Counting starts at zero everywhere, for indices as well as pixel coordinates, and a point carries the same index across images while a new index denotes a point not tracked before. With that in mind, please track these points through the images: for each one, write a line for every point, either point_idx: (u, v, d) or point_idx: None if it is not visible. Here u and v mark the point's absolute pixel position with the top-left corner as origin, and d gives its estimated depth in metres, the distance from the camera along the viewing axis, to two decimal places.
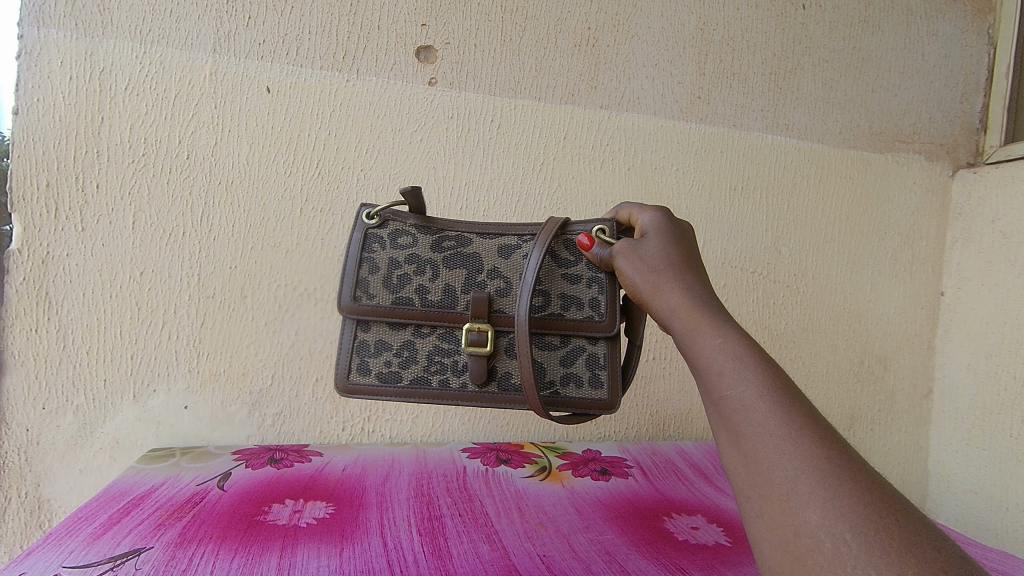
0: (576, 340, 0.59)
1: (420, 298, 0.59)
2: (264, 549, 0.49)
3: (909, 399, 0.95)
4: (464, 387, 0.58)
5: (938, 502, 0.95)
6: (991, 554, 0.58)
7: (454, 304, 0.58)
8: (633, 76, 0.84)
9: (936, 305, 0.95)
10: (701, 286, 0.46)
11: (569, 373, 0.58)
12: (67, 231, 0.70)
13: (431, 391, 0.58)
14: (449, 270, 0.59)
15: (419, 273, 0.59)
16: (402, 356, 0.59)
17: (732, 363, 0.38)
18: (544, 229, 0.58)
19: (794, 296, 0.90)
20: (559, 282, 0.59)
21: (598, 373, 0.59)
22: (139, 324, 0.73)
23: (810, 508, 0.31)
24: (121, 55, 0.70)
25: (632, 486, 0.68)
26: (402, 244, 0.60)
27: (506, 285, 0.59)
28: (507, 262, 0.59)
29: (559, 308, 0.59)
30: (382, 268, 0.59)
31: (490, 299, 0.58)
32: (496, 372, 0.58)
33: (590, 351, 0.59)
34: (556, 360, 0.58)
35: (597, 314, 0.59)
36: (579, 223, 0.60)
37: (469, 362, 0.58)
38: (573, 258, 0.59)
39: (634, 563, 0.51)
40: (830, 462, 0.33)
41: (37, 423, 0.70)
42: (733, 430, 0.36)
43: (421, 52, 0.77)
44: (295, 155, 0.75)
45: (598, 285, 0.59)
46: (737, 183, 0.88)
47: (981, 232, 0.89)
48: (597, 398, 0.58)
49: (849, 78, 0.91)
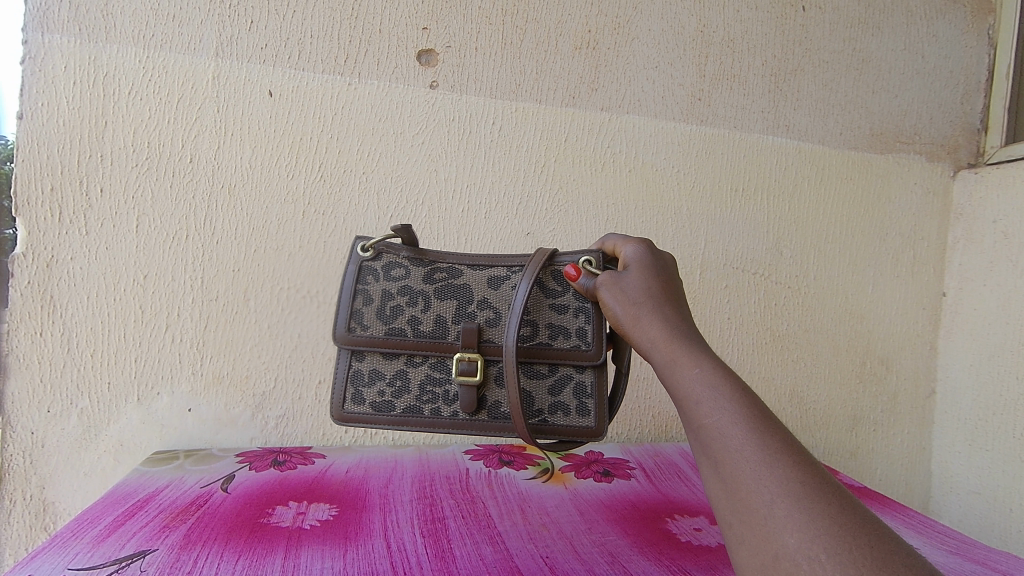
0: (563, 369, 0.59)
1: (413, 328, 0.59)
2: (268, 552, 0.50)
3: (912, 400, 0.95)
4: (455, 415, 0.58)
5: (941, 502, 0.95)
6: (992, 554, 0.56)
7: (445, 334, 0.59)
8: (634, 79, 0.84)
9: (938, 306, 0.95)
10: (679, 317, 0.47)
11: (557, 402, 0.59)
12: (72, 234, 0.70)
13: (422, 419, 0.58)
14: (441, 301, 0.59)
15: (411, 304, 0.59)
16: (396, 386, 0.59)
17: (709, 392, 0.39)
18: (532, 259, 0.58)
19: (796, 296, 0.90)
20: (546, 312, 0.59)
21: (585, 401, 0.59)
22: (143, 327, 0.73)
23: (788, 532, 0.32)
24: (125, 60, 0.70)
25: (634, 488, 0.69)
26: (396, 276, 0.60)
27: (496, 316, 0.59)
28: (497, 293, 0.59)
29: (546, 337, 0.59)
30: (375, 300, 0.59)
31: (479, 329, 0.58)
32: (486, 401, 0.59)
33: (577, 380, 0.59)
34: (544, 390, 0.59)
35: (583, 344, 0.59)
36: (566, 254, 0.60)
37: (459, 392, 0.58)
38: (560, 288, 0.60)
39: (637, 564, 0.51)
40: (805, 486, 0.33)
41: (42, 426, 0.71)
42: (713, 458, 0.37)
43: (422, 56, 0.78)
44: (297, 159, 0.75)
45: (585, 315, 0.59)
46: (738, 184, 0.88)
47: (983, 232, 0.89)
48: (584, 426, 0.59)
49: (849, 79, 0.92)
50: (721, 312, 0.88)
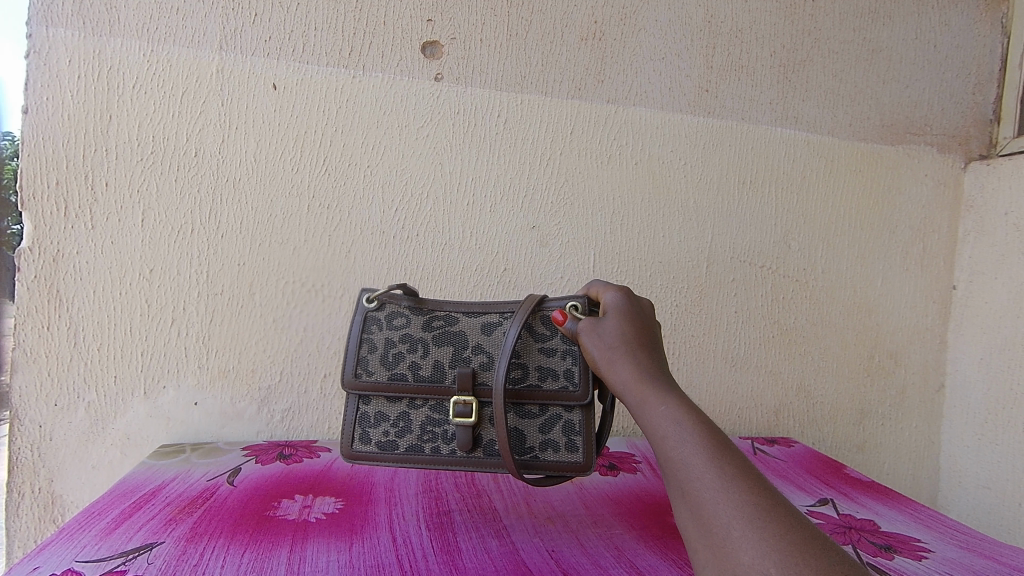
0: (553, 408, 0.57)
1: (413, 372, 0.58)
2: (274, 543, 0.50)
3: (920, 394, 0.95)
4: (453, 452, 0.57)
5: (949, 497, 0.95)
6: (1004, 550, 0.55)
7: (442, 378, 0.58)
8: (640, 70, 0.83)
9: (948, 299, 0.94)
10: (650, 358, 0.47)
11: (547, 439, 0.56)
12: (77, 228, 0.70)
13: (424, 458, 0.57)
14: (438, 346, 0.59)
15: (412, 350, 0.59)
16: (399, 425, 0.58)
17: (675, 427, 0.40)
18: (521, 306, 0.57)
19: (804, 290, 0.90)
20: (535, 354, 0.58)
21: (574, 438, 0.56)
22: (149, 321, 0.73)
23: (744, 550, 0.33)
24: (128, 54, 0.70)
25: (640, 482, 0.68)
26: (397, 325, 0.60)
27: (489, 359, 0.57)
28: (490, 338, 0.58)
29: (535, 378, 0.57)
30: (379, 347, 0.59)
31: (474, 371, 0.57)
32: (481, 439, 0.57)
33: (566, 419, 0.57)
34: (534, 428, 0.56)
35: (571, 384, 0.57)
36: (554, 300, 0.59)
37: (456, 431, 0.57)
38: (548, 333, 0.58)
39: (642, 558, 0.51)
40: (758, 507, 0.35)
41: (50, 419, 0.71)
42: (685, 487, 0.38)
43: (427, 48, 0.77)
44: (302, 152, 0.75)
45: (572, 356, 0.57)
46: (746, 176, 0.87)
47: (994, 224, 0.88)
48: (573, 461, 0.56)
49: (858, 70, 0.90)
50: (727, 306, 0.87)
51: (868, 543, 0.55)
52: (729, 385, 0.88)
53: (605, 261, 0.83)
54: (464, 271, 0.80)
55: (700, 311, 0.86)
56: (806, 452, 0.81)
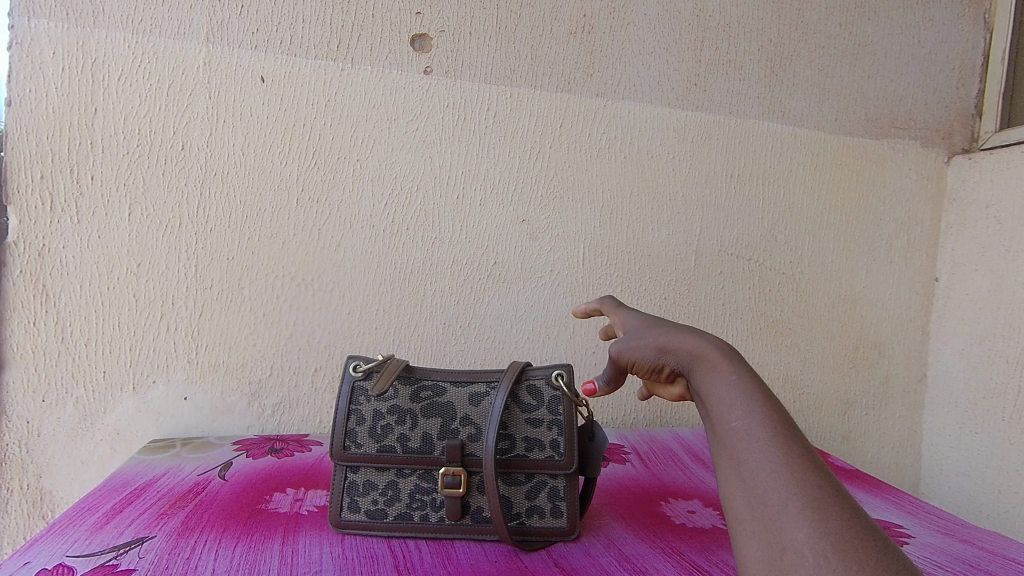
0: (538, 476, 0.53)
1: (402, 444, 0.52)
2: (267, 536, 0.50)
3: (903, 384, 0.96)
4: (441, 520, 0.52)
5: (930, 483, 0.97)
6: (983, 535, 0.57)
7: (423, 448, 0.52)
8: (629, 64, 0.83)
9: (931, 291, 0.96)
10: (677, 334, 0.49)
11: (532, 506, 0.52)
12: (63, 222, 0.70)
13: (412, 526, 0.52)
14: (424, 418, 0.53)
15: (399, 421, 0.53)
16: (388, 493, 0.52)
17: None
18: (504, 374, 0.53)
19: (790, 283, 0.91)
20: (518, 424, 0.53)
21: (558, 505, 0.52)
22: (138, 316, 0.73)
23: (797, 527, 0.32)
24: (113, 46, 0.69)
25: (629, 473, 0.69)
26: (384, 397, 0.54)
27: (471, 432, 0.52)
28: (477, 409, 0.53)
29: (522, 450, 0.52)
30: (368, 418, 0.53)
31: (462, 443, 0.52)
32: (468, 507, 0.52)
33: (551, 486, 0.53)
34: (520, 496, 0.52)
35: (555, 454, 0.52)
36: (537, 368, 0.55)
37: (443, 499, 0.52)
38: (534, 402, 0.53)
39: (632, 547, 0.52)
40: (821, 488, 0.33)
41: (38, 415, 0.71)
42: None
43: (416, 41, 0.77)
44: (291, 145, 0.75)
45: (558, 427, 0.53)
46: (733, 170, 0.88)
47: (975, 217, 0.90)
48: (557, 527, 0.52)
49: (845, 64, 0.91)
50: (715, 299, 0.88)
51: None
52: None
53: (595, 254, 0.84)
54: (454, 264, 0.80)
55: (689, 304, 0.87)
56: None
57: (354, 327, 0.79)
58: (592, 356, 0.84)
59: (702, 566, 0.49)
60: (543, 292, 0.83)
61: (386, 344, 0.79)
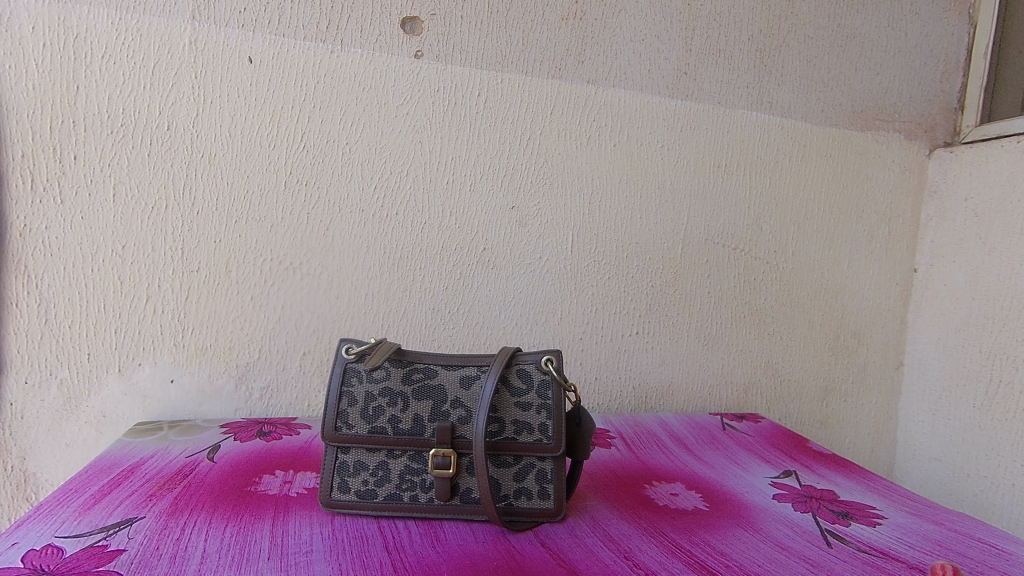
0: (527, 458, 0.54)
1: (393, 426, 0.53)
2: (256, 517, 0.51)
3: (880, 371, 0.99)
4: (431, 501, 0.53)
5: (904, 468, 1.00)
6: (953, 517, 0.59)
7: (419, 431, 0.53)
8: (620, 51, 0.83)
9: (909, 281, 0.98)
10: None
11: (521, 488, 0.53)
12: (45, 202, 0.68)
13: (402, 507, 0.53)
14: (417, 400, 0.53)
15: (392, 404, 0.53)
16: (378, 474, 0.53)
17: None
18: (498, 359, 0.54)
19: (774, 272, 0.92)
20: (511, 408, 0.54)
21: (545, 487, 0.53)
22: (123, 298, 0.72)
23: None
24: (95, 21, 0.68)
25: (614, 456, 0.70)
26: (377, 379, 0.54)
27: (467, 413, 0.53)
28: (468, 392, 0.53)
29: (511, 432, 0.53)
30: (360, 400, 0.54)
31: (452, 425, 0.53)
32: (458, 488, 0.53)
33: (540, 469, 0.54)
34: (510, 477, 0.53)
35: (545, 438, 0.53)
36: (529, 353, 0.56)
37: (434, 480, 0.53)
38: (525, 386, 0.54)
39: (616, 527, 0.53)
40: None
41: (22, 397, 0.70)
42: None
43: (407, 24, 0.76)
44: (279, 128, 0.74)
45: (548, 411, 0.54)
46: (721, 160, 0.89)
47: (955, 210, 0.92)
48: (546, 509, 0.53)
49: (832, 56, 0.92)
50: (700, 287, 0.90)
51: (826, 511, 0.58)
52: (701, 363, 0.91)
53: (583, 242, 0.84)
54: (443, 249, 0.80)
55: (675, 291, 0.89)
56: (772, 428, 0.84)
57: (343, 311, 0.79)
58: (579, 343, 0.86)
59: (685, 546, 0.50)
60: (532, 279, 0.83)
61: (375, 328, 0.80)
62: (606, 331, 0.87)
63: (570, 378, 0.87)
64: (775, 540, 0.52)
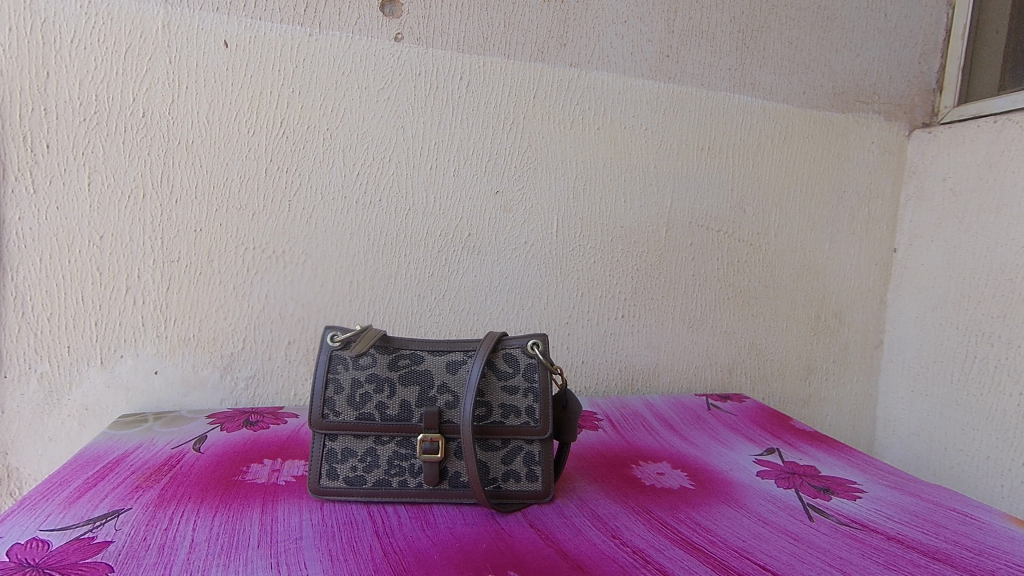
0: (515, 442, 0.54)
1: (380, 412, 0.53)
2: (245, 506, 0.51)
3: (861, 350, 1.01)
4: (420, 485, 0.53)
5: (884, 444, 1.02)
6: (930, 489, 0.60)
7: (407, 416, 0.53)
8: (603, 34, 0.83)
9: (889, 261, 1.00)
10: None
11: (509, 470, 0.54)
12: (17, 192, 0.67)
13: (391, 492, 0.53)
14: (404, 386, 0.53)
15: (379, 390, 0.53)
16: (367, 460, 0.53)
17: None
18: (484, 344, 0.54)
19: (757, 254, 0.93)
20: (498, 392, 0.54)
21: (533, 469, 0.54)
22: (102, 290, 0.71)
23: None
24: (63, 5, 0.66)
25: (601, 438, 0.71)
26: (363, 365, 0.54)
27: (454, 398, 0.53)
28: (455, 377, 0.54)
29: (498, 416, 0.53)
30: (346, 388, 0.53)
31: (440, 410, 0.53)
32: (447, 472, 0.53)
33: (528, 451, 0.54)
34: (498, 460, 0.54)
35: (533, 421, 0.54)
36: (515, 337, 0.56)
37: (422, 464, 0.53)
38: (511, 370, 0.55)
39: (604, 506, 0.54)
40: None
41: (1, 392, 0.69)
42: None
43: (386, 6, 0.75)
44: (257, 115, 0.73)
45: (534, 394, 0.54)
46: (705, 143, 0.89)
47: (933, 190, 0.93)
48: (534, 491, 0.54)
49: (813, 38, 0.92)
50: (685, 269, 0.90)
51: (808, 486, 0.60)
52: (686, 345, 0.92)
53: (568, 226, 0.84)
54: (428, 235, 0.80)
55: (660, 274, 0.89)
56: (756, 407, 0.86)
57: (327, 299, 0.78)
58: (566, 327, 0.86)
59: (671, 523, 0.51)
60: (518, 264, 0.83)
61: (360, 316, 0.79)
62: (592, 315, 0.87)
63: (557, 362, 0.87)
64: (759, 515, 0.53)
